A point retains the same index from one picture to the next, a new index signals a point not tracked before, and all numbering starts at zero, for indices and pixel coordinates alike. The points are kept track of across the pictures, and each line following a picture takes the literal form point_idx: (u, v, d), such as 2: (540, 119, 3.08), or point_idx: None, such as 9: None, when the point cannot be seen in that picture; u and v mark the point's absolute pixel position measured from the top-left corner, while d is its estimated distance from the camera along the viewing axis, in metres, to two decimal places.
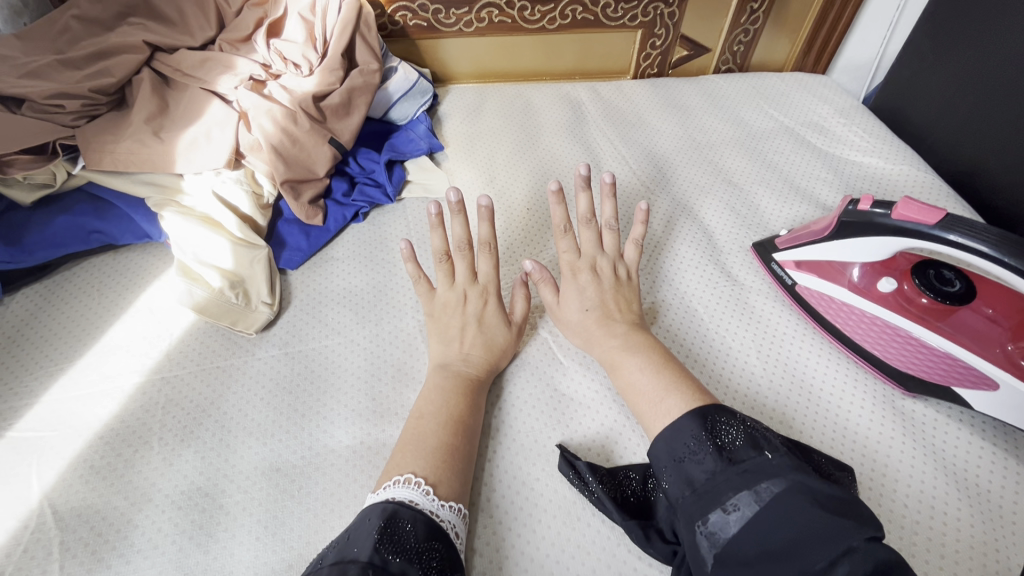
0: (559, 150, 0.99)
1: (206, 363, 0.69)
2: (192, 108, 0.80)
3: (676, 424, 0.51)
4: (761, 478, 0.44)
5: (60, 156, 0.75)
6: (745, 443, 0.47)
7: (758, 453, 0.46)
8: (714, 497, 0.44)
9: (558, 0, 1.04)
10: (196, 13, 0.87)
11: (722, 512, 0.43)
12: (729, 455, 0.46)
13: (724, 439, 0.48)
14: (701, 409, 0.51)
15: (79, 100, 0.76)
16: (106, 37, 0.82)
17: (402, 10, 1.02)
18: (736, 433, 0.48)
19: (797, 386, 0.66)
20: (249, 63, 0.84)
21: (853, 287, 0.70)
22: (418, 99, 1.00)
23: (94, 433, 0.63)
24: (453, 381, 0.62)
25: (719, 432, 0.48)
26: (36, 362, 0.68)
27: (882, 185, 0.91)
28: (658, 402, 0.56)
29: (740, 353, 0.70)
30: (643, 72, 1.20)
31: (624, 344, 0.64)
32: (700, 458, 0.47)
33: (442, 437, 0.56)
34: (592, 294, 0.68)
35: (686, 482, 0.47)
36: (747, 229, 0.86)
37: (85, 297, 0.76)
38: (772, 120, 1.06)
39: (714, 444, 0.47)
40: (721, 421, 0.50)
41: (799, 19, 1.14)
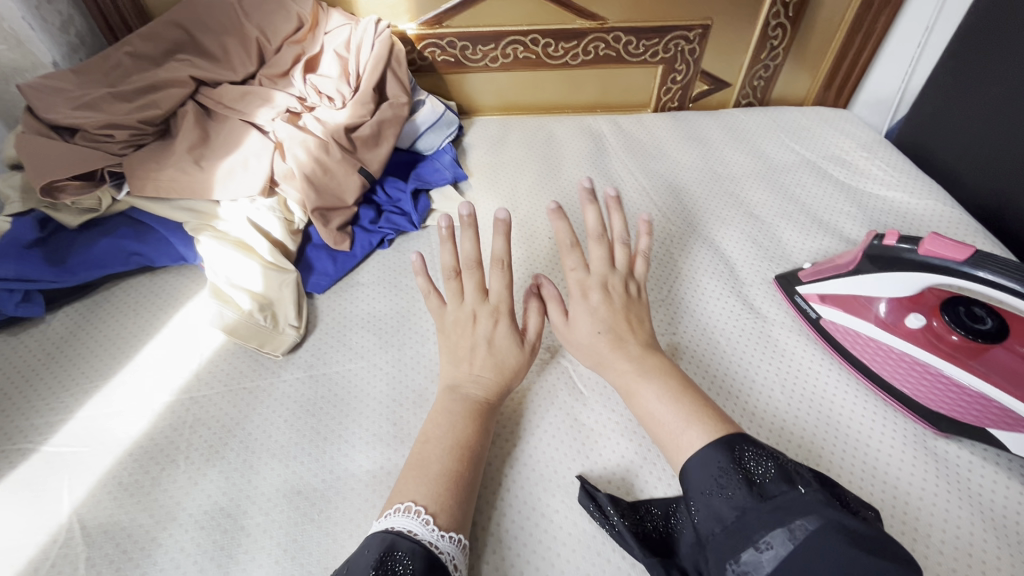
0: (580, 181, 1.01)
1: (233, 384, 0.71)
2: (231, 138, 0.84)
3: (702, 454, 0.49)
4: (793, 514, 0.42)
5: (108, 183, 0.80)
6: (777, 476, 0.46)
7: (790, 487, 0.45)
8: (746, 534, 0.43)
9: (581, 38, 1.08)
10: (239, 50, 0.91)
11: (754, 550, 0.42)
12: (761, 489, 0.45)
13: (753, 472, 0.47)
14: (727, 439, 0.50)
15: (128, 130, 0.81)
16: (154, 71, 0.87)
17: (431, 46, 1.07)
18: (767, 466, 0.47)
19: (824, 423, 0.65)
20: (286, 96, 0.88)
21: (880, 322, 0.69)
22: (444, 130, 1.03)
23: (124, 451, 0.64)
24: (463, 406, 0.61)
25: (748, 464, 0.47)
26: (73, 379, 0.71)
27: (907, 220, 0.91)
28: (678, 434, 0.54)
29: (763, 387, 0.69)
30: (664, 105, 1.22)
31: (639, 368, 0.61)
32: (728, 493, 0.46)
33: (447, 463, 0.55)
34: (603, 315, 0.65)
35: (714, 517, 0.45)
36: (770, 262, 0.85)
37: (121, 316, 0.79)
38: (793, 153, 1.07)
39: (743, 477, 0.46)
40: (749, 452, 0.48)
41: (820, 55, 1.15)
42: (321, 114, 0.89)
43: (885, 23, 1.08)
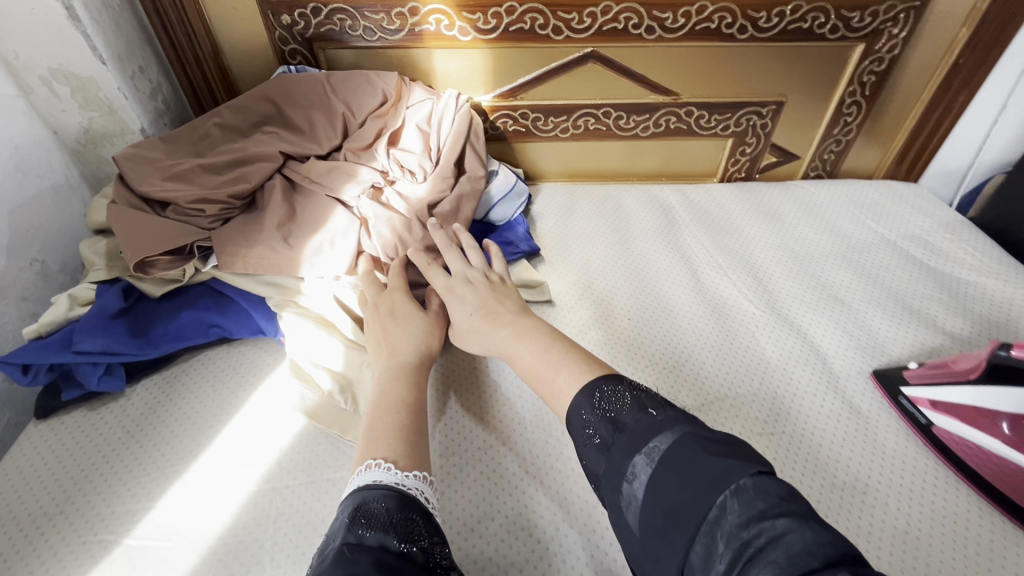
0: (654, 256, 0.99)
1: (317, 475, 0.68)
2: (317, 214, 0.84)
3: (571, 408, 0.56)
4: (650, 437, 0.48)
5: (196, 256, 0.81)
6: (632, 406, 0.52)
7: (643, 414, 0.51)
8: (619, 471, 0.48)
9: (653, 112, 1.08)
10: (324, 121, 0.93)
11: (628, 482, 0.47)
12: (619, 421, 0.51)
13: (613, 410, 0.53)
14: (591, 385, 0.56)
15: (218, 205, 0.82)
16: (242, 143, 0.89)
17: (504, 117, 1.08)
18: (621, 401, 0.53)
19: (951, 550, 0.61)
20: (370, 172, 0.89)
21: (1009, 441, 0.64)
22: (515, 201, 1.03)
23: (206, 546, 0.62)
24: (394, 370, 0.66)
25: (606, 400, 0.54)
26: (153, 462, 0.69)
27: (1008, 312, 0.87)
28: (551, 382, 0.61)
29: (879, 502, 0.65)
30: (730, 175, 1.20)
31: (514, 330, 0.68)
32: (596, 432, 0.52)
33: (387, 418, 0.59)
34: (474, 298, 0.73)
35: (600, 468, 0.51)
36: (865, 354, 0.82)
37: (201, 391, 0.77)
38: (872, 232, 1.04)
39: (603, 416, 0.53)
40: (606, 390, 0.55)
41: (892, 131, 1.14)
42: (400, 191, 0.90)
43: (964, 102, 1.06)
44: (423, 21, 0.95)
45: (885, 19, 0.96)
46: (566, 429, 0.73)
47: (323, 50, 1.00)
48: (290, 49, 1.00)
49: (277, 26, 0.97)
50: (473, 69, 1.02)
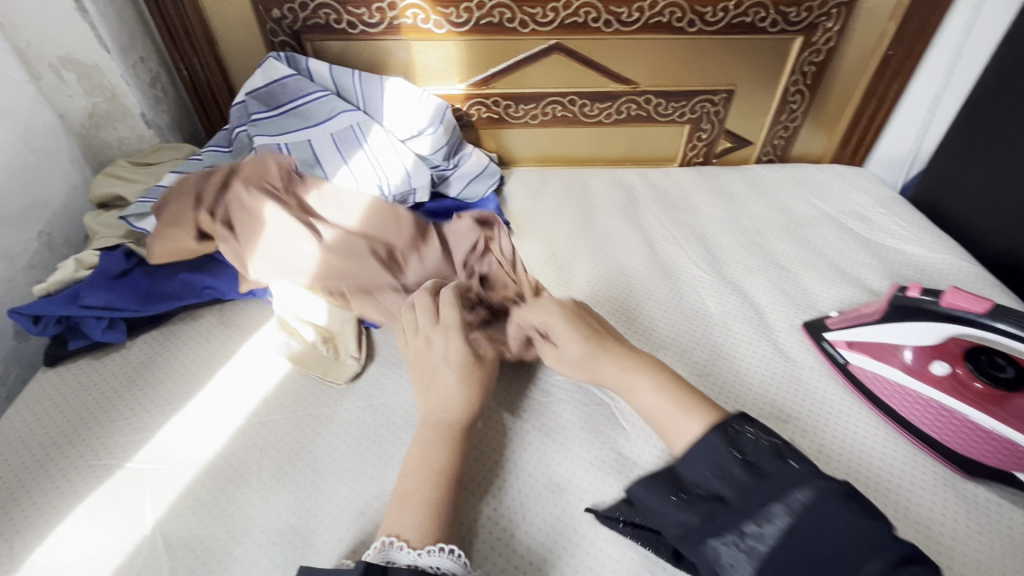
0: (615, 230, 1.08)
1: (300, 411, 0.76)
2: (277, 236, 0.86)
3: (703, 442, 0.58)
4: (795, 488, 0.52)
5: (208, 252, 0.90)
6: (769, 453, 0.56)
7: (782, 462, 0.55)
8: (749, 512, 0.52)
9: (614, 100, 1.18)
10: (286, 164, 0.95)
11: (756, 524, 0.51)
12: (757, 468, 0.55)
13: (746, 450, 0.57)
14: (722, 422, 0.60)
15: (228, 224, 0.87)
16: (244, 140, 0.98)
17: (477, 105, 1.18)
18: (760, 440, 0.57)
19: (857, 465, 0.69)
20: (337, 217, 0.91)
21: (906, 368, 0.74)
22: (487, 180, 1.13)
23: (199, 469, 0.69)
24: (441, 433, 0.64)
25: (740, 442, 0.57)
26: (151, 401, 0.77)
27: (926, 273, 0.96)
28: (680, 421, 0.62)
29: (798, 429, 0.73)
30: (689, 160, 1.30)
31: (633, 364, 0.68)
32: (729, 472, 0.56)
33: (428, 491, 0.58)
34: (575, 327, 0.71)
35: (718, 497, 0.55)
36: (796, 309, 0.91)
37: (195, 344, 0.85)
38: (814, 208, 1.14)
39: (739, 458, 0.56)
40: (741, 432, 0.59)
41: (835, 118, 1.24)
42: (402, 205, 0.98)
43: (897, 90, 1.17)
44: (401, 15, 1.04)
45: (819, 14, 1.07)
46: (526, 372, 0.81)
47: (309, 42, 1.09)
48: (280, 40, 1.09)
49: (268, 19, 1.06)
50: (447, 59, 1.11)
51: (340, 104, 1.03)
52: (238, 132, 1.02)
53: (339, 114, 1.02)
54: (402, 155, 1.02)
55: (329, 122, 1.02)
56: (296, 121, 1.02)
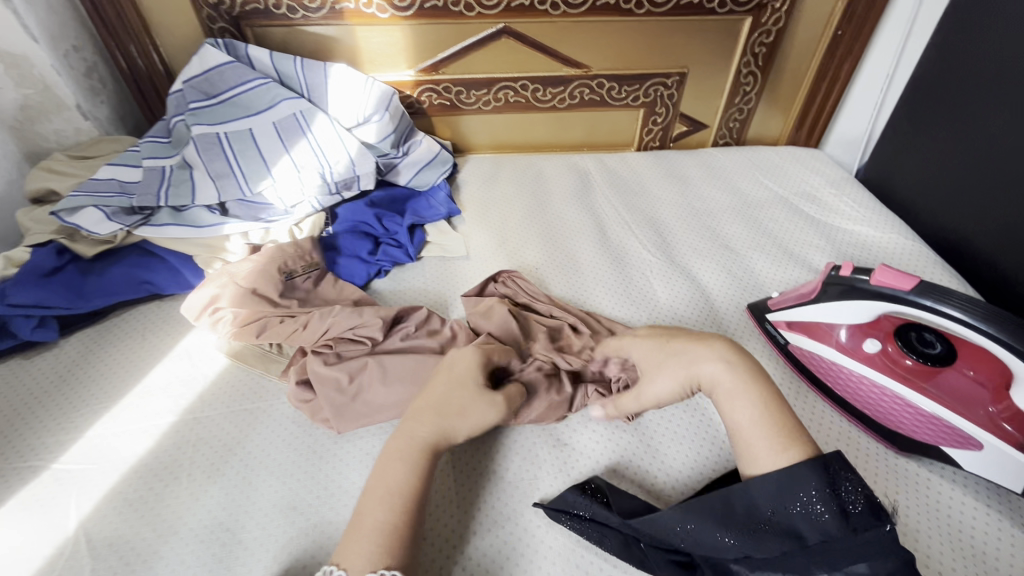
0: (567, 216, 1.07)
1: (236, 406, 0.75)
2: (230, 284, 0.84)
3: (792, 474, 0.53)
4: (877, 551, 0.47)
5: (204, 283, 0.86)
6: (865, 509, 0.50)
7: (877, 523, 0.49)
8: (832, 561, 0.48)
9: (567, 84, 1.17)
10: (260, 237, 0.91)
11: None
12: (850, 521, 0.49)
13: (847, 500, 0.51)
14: (822, 460, 0.53)
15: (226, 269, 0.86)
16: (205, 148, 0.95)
17: (427, 91, 1.16)
18: (857, 497, 0.51)
19: None
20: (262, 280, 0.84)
21: (841, 346, 0.74)
22: (439, 168, 1.11)
23: (129, 467, 0.68)
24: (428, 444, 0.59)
25: (840, 489, 0.51)
26: (83, 401, 0.75)
27: (872, 253, 0.97)
28: (776, 450, 0.56)
29: None
30: (646, 144, 1.30)
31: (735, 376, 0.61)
32: (812, 517, 0.50)
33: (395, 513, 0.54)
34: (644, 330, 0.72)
35: (796, 535, 0.50)
36: (743, 291, 0.91)
37: (131, 341, 0.83)
38: (767, 190, 1.14)
39: (838, 505, 0.50)
40: (843, 477, 0.52)
41: (789, 99, 1.24)
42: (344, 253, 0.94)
43: (849, 70, 1.17)
44: None
45: None
46: None
47: (250, 29, 1.06)
48: (219, 27, 1.06)
49: (204, 5, 1.03)
50: (394, 45, 1.09)
51: (282, 91, 1.00)
52: (176, 122, 1.00)
53: (281, 102, 1.00)
54: (346, 143, 1.01)
55: (270, 110, 1.00)
56: (236, 109, 1.00)
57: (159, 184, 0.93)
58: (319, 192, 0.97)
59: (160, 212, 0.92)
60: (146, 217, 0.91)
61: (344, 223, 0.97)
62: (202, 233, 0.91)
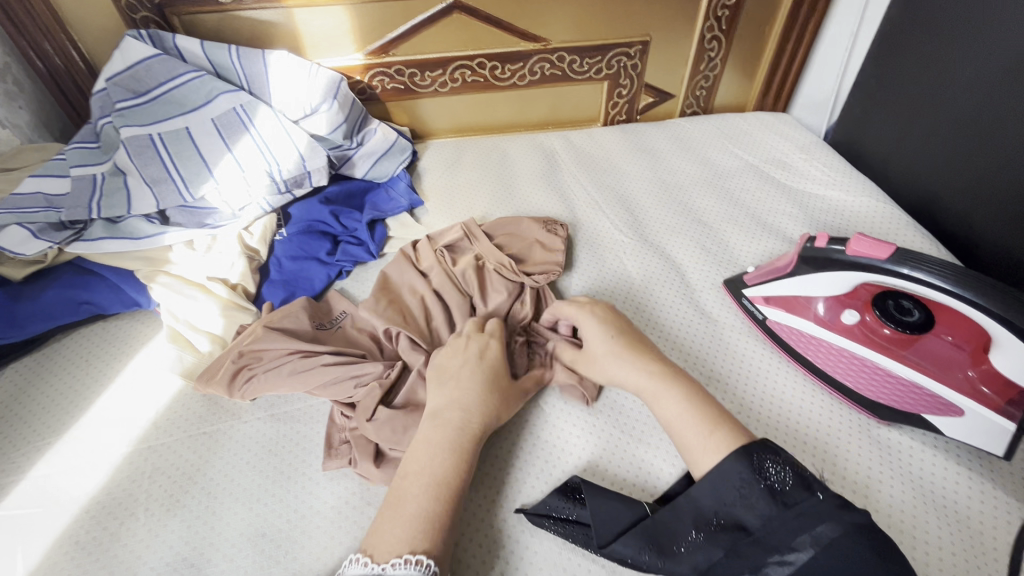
0: (536, 199, 1.03)
1: (194, 430, 0.70)
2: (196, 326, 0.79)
3: (721, 469, 0.54)
4: (817, 521, 0.47)
5: (169, 308, 0.79)
6: (796, 485, 0.51)
7: (809, 495, 0.50)
8: (775, 541, 0.48)
9: (526, 59, 1.11)
10: (225, 255, 0.85)
11: (780, 556, 0.47)
12: (783, 498, 0.50)
13: (773, 480, 0.52)
14: (746, 448, 0.54)
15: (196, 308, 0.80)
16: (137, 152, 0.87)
17: (379, 76, 1.09)
18: (785, 474, 0.52)
19: (782, 420, 0.67)
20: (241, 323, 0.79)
21: (819, 320, 0.73)
22: (397, 157, 1.05)
23: (80, 507, 0.63)
24: None
25: (766, 470, 0.52)
26: (24, 437, 0.69)
27: (846, 217, 0.95)
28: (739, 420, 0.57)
29: (771, 383, 0.72)
30: (613, 118, 1.26)
31: None
32: (752, 503, 0.51)
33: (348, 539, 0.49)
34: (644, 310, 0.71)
35: (740, 526, 0.51)
36: (719, 268, 0.88)
37: (73, 367, 0.77)
38: (738, 159, 1.11)
39: (765, 486, 0.51)
40: (766, 458, 0.53)
41: (755, 63, 1.21)
42: (298, 259, 0.88)
43: (813, 30, 1.14)
44: None
45: None
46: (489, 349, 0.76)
47: (177, 17, 0.97)
48: (142, 17, 0.97)
49: None
50: (338, 27, 1.01)
51: (219, 84, 0.93)
52: (103, 124, 0.91)
53: (219, 96, 0.92)
54: (294, 137, 0.94)
55: (208, 106, 0.92)
56: (169, 107, 0.91)
57: (90, 194, 0.85)
58: (267, 193, 0.91)
59: (93, 225, 0.84)
60: (78, 231, 0.84)
61: (298, 224, 0.91)
62: (140, 245, 0.84)
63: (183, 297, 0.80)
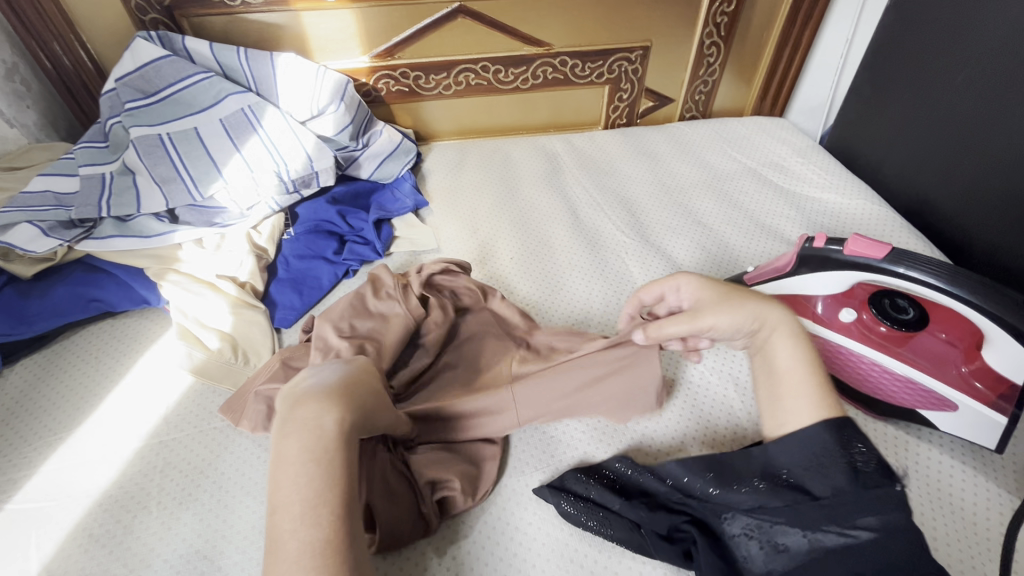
0: (538, 200, 1.05)
1: (204, 425, 0.71)
2: (202, 323, 0.79)
3: (806, 435, 0.52)
4: (884, 505, 0.46)
5: (173, 306, 0.80)
6: (879, 468, 0.48)
7: (890, 480, 0.47)
8: (842, 513, 0.47)
9: (528, 64, 1.13)
10: (236, 254, 0.86)
11: (838, 528, 0.46)
12: (863, 477, 0.48)
13: (859, 458, 0.49)
14: (840, 422, 0.51)
15: (205, 307, 0.81)
16: (146, 152, 0.89)
17: (384, 79, 1.10)
18: (872, 455, 0.49)
19: None
20: (249, 321, 0.80)
21: (817, 318, 0.75)
22: (402, 158, 1.07)
23: (93, 500, 0.63)
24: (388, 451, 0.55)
25: (853, 448, 0.50)
26: (34, 433, 0.70)
27: (842, 220, 0.97)
28: None
29: None
30: (613, 122, 1.28)
31: None
32: (827, 473, 0.49)
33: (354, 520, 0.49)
34: None
35: (804, 490, 0.50)
36: (718, 268, 0.91)
37: (82, 364, 0.78)
38: (735, 162, 1.14)
39: (848, 461, 0.49)
40: (858, 439, 0.50)
41: (752, 68, 1.23)
42: (308, 257, 0.89)
43: (810, 36, 1.16)
44: None
45: None
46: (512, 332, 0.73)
47: (185, 19, 0.99)
48: (150, 19, 0.98)
49: None
50: (345, 30, 1.03)
51: (227, 86, 0.94)
52: (112, 124, 0.92)
53: (226, 97, 0.93)
54: (301, 138, 0.95)
55: (216, 107, 0.93)
56: (178, 107, 0.92)
57: (100, 192, 0.86)
58: (275, 193, 0.92)
59: (103, 223, 0.85)
60: (87, 230, 0.85)
61: (305, 223, 0.93)
62: (149, 244, 0.85)
63: (190, 295, 0.81)
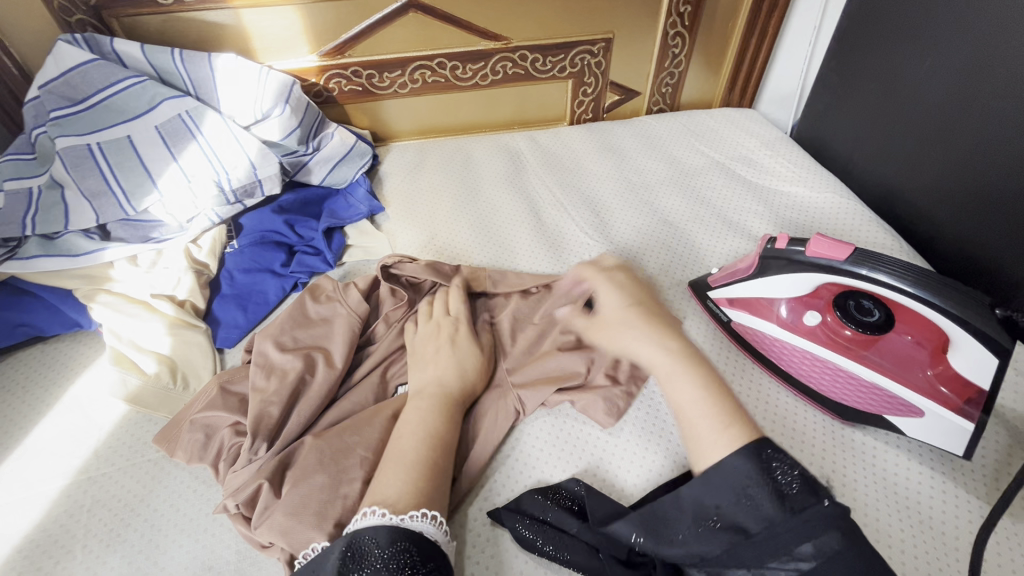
0: (500, 202, 1.01)
1: (137, 457, 0.66)
2: (136, 347, 0.75)
3: (721, 466, 0.49)
4: (819, 528, 0.45)
5: (105, 329, 0.75)
6: (803, 488, 0.46)
7: (816, 500, 0.46)
8: (777, 548, 0.45)
9: (486, 59, 1.09)
10: (177, 270, 0.81)
11: (779, 563, 0.45)
12: (790, 503, 0.46)
13: (782, 482, 0.47)
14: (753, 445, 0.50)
15: (139, 329, 0.76)
16: (75, 164, 0.83)
17: (335, 78, 1.05)
18: (791, 477, 0.47)
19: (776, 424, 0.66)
20: (188, 343, 0.76)
21: (782, 322, 0.72)
22: (356, 161, 1.02)
23: (11, 546, 0.59)
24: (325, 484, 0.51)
25: (774, 471, 0.48)
26: None
27: (810, 214, 0.95)
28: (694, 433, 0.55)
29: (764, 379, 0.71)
30: (579, 117, 1.24)
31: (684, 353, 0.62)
32: (756, 503, 0.47)
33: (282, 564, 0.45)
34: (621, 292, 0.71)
35: (737, 526, 0.47)
36: (684, 268, 0.87)
37: (7, 394, 0.73)
38: (703, 156, 1.10)
39: (772, 487, 0.47)
40: (775, 458, 0.49)
41: (719, 58, 1.20)
42: (254, 271, 0.84)
43: (776, 24, 1.13)
44: None
45: None
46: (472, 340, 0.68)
47: (116, 19, 0.93)
48: (78, 20, 0.92)
49: None
50: (290, 28, 0.97)
51: (163, 90, 0.88)
52: (37, 134, 0.86)
53: (162, 103, 0.88)
54: (245, 143, 0.90)
55: (151, 113, 0.88)
56: (109, 115, 0.86)
57: (25, 208, 0.80)
58: (215, 204, 0.88)
59: (28, 242, 0.79)
60: (11, 249, 0.78)
61: (250, 235, 0.88)
62: (79, 263, 0.80)
63: (123, 317, 0.77)
